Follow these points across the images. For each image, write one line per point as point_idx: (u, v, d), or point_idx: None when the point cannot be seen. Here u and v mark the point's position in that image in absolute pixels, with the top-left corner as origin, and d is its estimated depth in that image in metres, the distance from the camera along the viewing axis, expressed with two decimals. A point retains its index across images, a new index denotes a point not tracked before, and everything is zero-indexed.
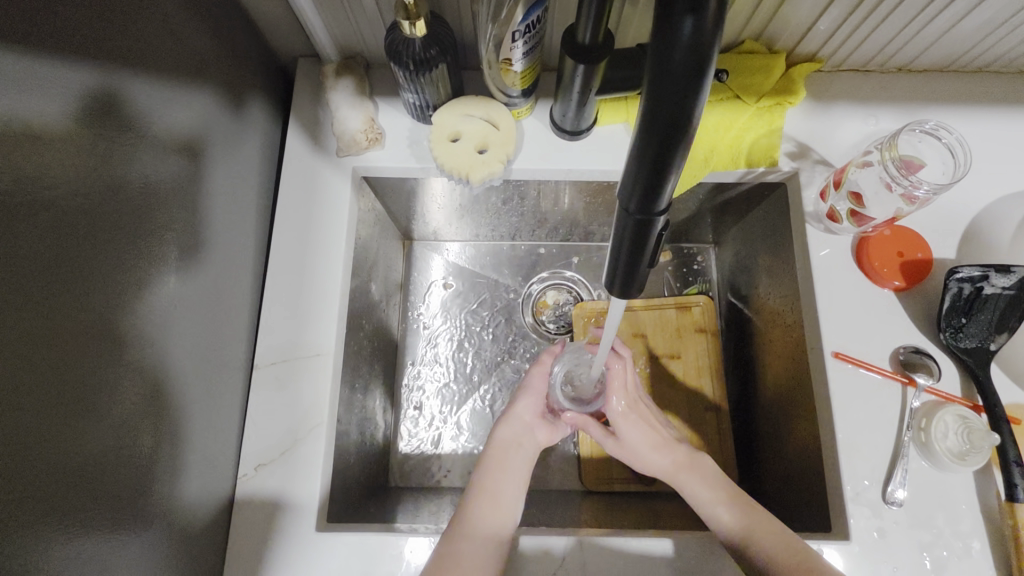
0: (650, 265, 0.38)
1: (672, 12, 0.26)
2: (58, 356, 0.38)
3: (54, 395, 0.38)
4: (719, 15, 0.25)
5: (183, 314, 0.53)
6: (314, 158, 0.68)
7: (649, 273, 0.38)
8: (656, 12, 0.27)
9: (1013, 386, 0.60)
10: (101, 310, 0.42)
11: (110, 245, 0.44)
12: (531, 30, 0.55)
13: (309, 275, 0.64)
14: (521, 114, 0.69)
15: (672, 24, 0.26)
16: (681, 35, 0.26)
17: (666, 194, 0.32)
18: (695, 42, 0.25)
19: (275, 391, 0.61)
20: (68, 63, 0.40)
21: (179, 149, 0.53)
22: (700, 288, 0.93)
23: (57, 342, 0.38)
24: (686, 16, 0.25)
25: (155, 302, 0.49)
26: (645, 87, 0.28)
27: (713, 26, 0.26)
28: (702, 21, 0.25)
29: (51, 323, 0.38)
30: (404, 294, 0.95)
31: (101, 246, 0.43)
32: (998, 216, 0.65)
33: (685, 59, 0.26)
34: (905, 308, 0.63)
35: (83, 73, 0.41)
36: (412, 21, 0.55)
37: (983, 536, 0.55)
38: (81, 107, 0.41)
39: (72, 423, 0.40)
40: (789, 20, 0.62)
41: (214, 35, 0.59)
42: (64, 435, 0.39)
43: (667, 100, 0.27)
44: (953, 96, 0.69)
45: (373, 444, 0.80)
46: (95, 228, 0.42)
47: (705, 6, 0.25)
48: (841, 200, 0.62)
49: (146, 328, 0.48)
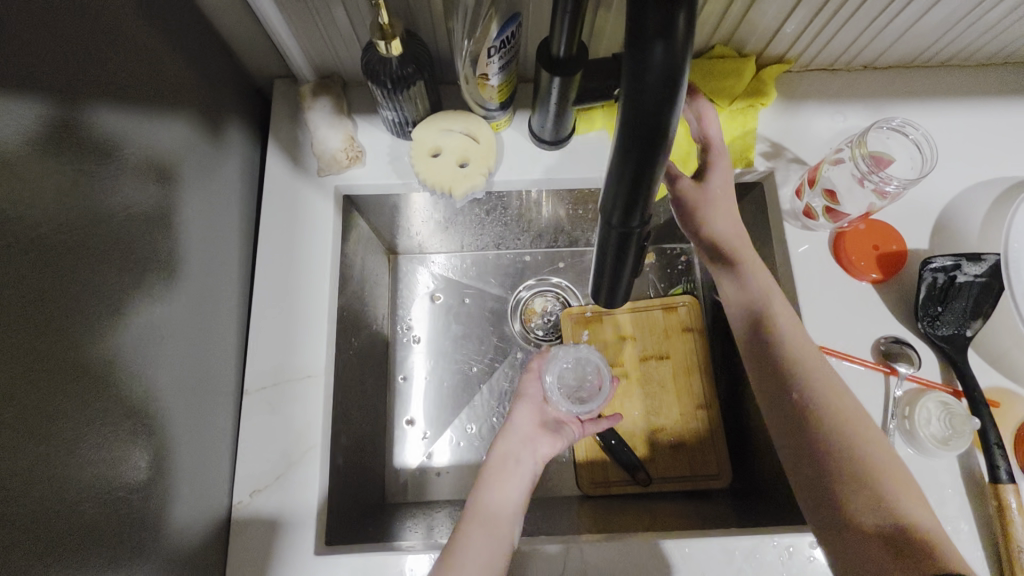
0: (635, 273, 0.39)
1: (644, 36, 0.26)
2: (38, 398, 0.37)
3: (38, 437, 0.37)
4: (689, 36, 0.26)
5: (170, 344, 0.52)
6: (295, 179, 0.68)
7: (634, 283, 0.39)
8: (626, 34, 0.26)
9: (991, 369, 0.61)
10: (85, 345, 0.42)
11: (93, 279, 0.43)
12: (506, 46, 0.55)
13: (296, 296, 0.64)
14: (500, 126, 0.70)
15: (644, 47, 0.26)
16: (653, 60, 0.26)
17: (645, 207, 0.32)
18: (669, 65, 0.26)
19: (267, 416, 0.60)
20: (34, 95, 0.39)
21: (157, 176, 0.53)
22: (684, 287, 0.95)
23: (35, 383, 0.37)
24: (657, 41, 0.26)
25: (142, 335, 0.48)
26: (621, 106, 0.28)
27: (684, 46, 0.26)
28: (673, 44, 0.25)
29: (30, 366, 0.37)
30: (391, 308, 0.95)
31: (84, 281, 0.42)
32: (967, 205, 0.67)
33: (658, 81, 0.26)
34: (884, 299, 0.64)
35: (51, 105, 0.40)
36: (387, 40, 0.55)
37: (970, 518, 0.57)
38: (49, 141, 0.40)
39: (64, 462, 0.39)
40: (756, 25, 0.64)
41: (187, 61, 0.58)
42: (56, 476, 0.38)
43: (644, 120, 0.27)
44: (917, 90, 0.72)
45: (368, 461, 0.80)
46: (76, 263, 0.42)
47: (675, 28, 0.25)
48: (816, 197, 0.63)
49: (134, 361, 0.47)
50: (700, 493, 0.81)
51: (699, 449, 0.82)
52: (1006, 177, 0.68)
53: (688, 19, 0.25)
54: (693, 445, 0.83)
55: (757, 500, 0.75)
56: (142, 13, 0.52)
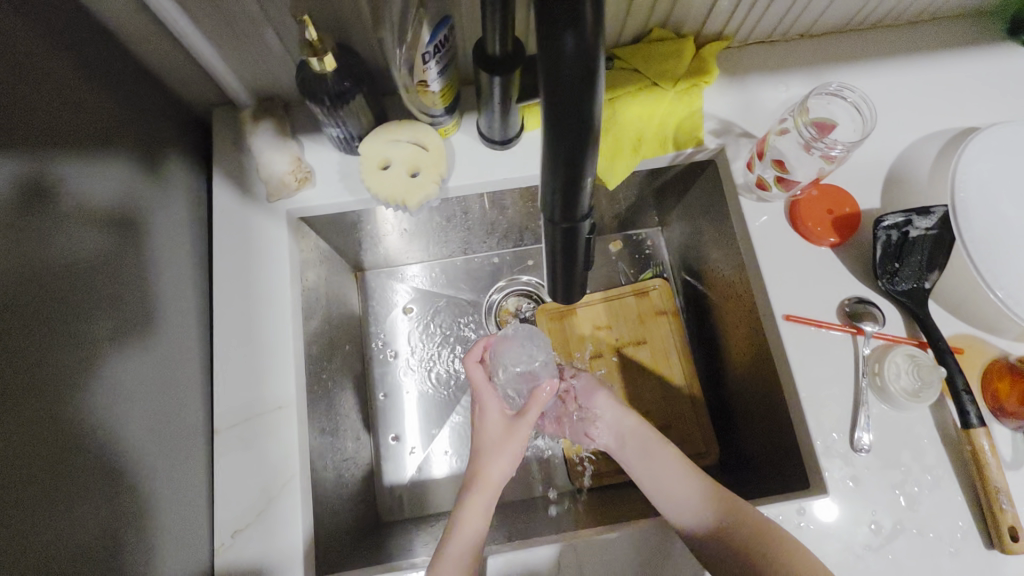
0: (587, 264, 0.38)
1: (552, 27, 0.25)
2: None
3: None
4: (598, 25, 0.25)
5: (132, 391, 0.50)
6: (245, 207, 0.66)
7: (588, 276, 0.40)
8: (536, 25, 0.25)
9: (953, 317, 0.63)
10: (34, 406, 0.40)
11: (38, 336, 0.41)
12: (441, 50, 0.55)
13: (258, 326, 0.62)
14: (448, 130, 0.69)
15: (554, 39, 0.25)
16: (565, 50, 0.25)
17: (584, 199, 0.32)
18: (581, 55, 0.25)
19: (242, 454, 0.58)
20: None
21: (97, 220, 0.50)
22: (654, 271, 0.95)
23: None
24: (567, 30, 0.25)
25: (104, 384, 0.47)
26: (543, 102, 0.28)
27: (594, 32, 0.25)
28: (583, 33, 0.25)
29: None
30: (364, 326, 0.93)
31: (26, 340, 0.40)
32: (913, 160, 0.68)
33: (573, 72, 0.26)
34: (844, 262, 0.65)
35: (15, 167, 0.42)
36: (319, 56, 0.54)
37: (947, 465, 0.58)
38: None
39: (21, 533, 0.37)
40: (690, 4, 0.64)
41: (115, 97, 0.56)
42: (14, 549, 0.36)
43: (565, 115, 0.27)
44: (853, 54, 0.73)
45: (355, 483, 0.78)
46: (16, 322, 0.40)
47: (582, 16, 0.24)
48: (766, 168, 0.63)
49: (98, 412, 0.46)
50: None
51: (686, 430, 0.83)
52: (947, 129, 0.70)
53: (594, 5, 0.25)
54: (679, 427, 0.83)
55: (745, 473, 0.76)
56: (63, 52, 0.49)
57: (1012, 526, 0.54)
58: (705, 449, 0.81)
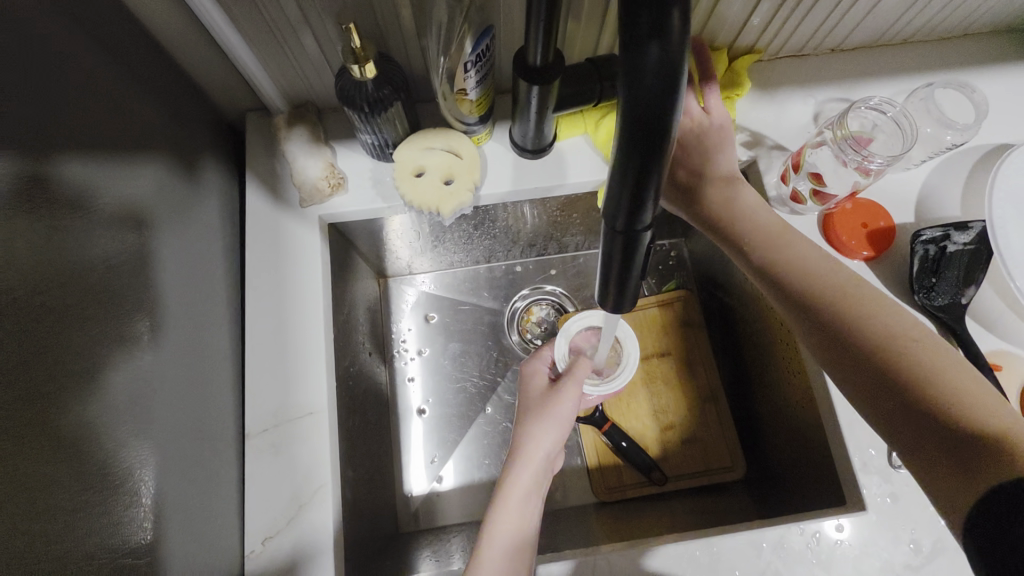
0: (640, 278, 0.38)
1: (638, 36, 0.25)
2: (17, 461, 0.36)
3: (18, 501, 0.35)
4: (685, 29, 0.25)
5: (166, 372, 0.51)
6: (276, 212, 0.66)
7: (640, 287, 0.39)
8: (620, 38, 0.26)
9: (988, 334, 0.62)
10: (83, 405, 0.41)
11: (84, 329, 0.43)
12: (481, 59, 0.55)
13: (289, 333, 0.62)
14: (481, 139, 0.69)
15: (638, 48, 0.25)
16: (647, 61, 0.25)
17: (649, 209, 0.32)
18: (666, 65, 0.25)
19: (272, 459, 0.58)
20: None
21: (139, 224, 0.51)
22: (678, 282, 0.95)
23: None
24: (651, 42, 0.24)
25: (138, 366, 0.47)
26: (618, 116, 0.28)
27: (680, 47, 0.25)
28: (669, 42, 0.24)
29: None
30: (385, 332, 0.93)
31: (75, 331, 0.42)
32: (950, 172, 0.67)
33: (658, 82, 0.25)
34: (879, 276, 0.64)
35: (27, 165, 0.40)
36: (361, 64, 0.54)
37: None
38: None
39: (70, 523, 0.39)
40: (724, 19, 0.65)
41: (155, 101, 0.57)
42: (64, 541, 0.38)
43: (645, 133, 0.27)
44: (885, 67, 0.73)
45: (377, 492, 0.77)
46: (66, 318, 0.41)
47: (668, 30, 0.24)
48: (802, 181, 0.63)
49: (144, 395, 0.47)
50: (715, 487, 0.81)
51: (714, 444, 0.82)
52: (983, 144, 0.68)
53: (681, 16, 0.24)
54: (705, 438, 0.82)
55: (774, 487, 0.75)
56: (104, 58, 0.50)
57: None
58: (730, 461, 0.81)
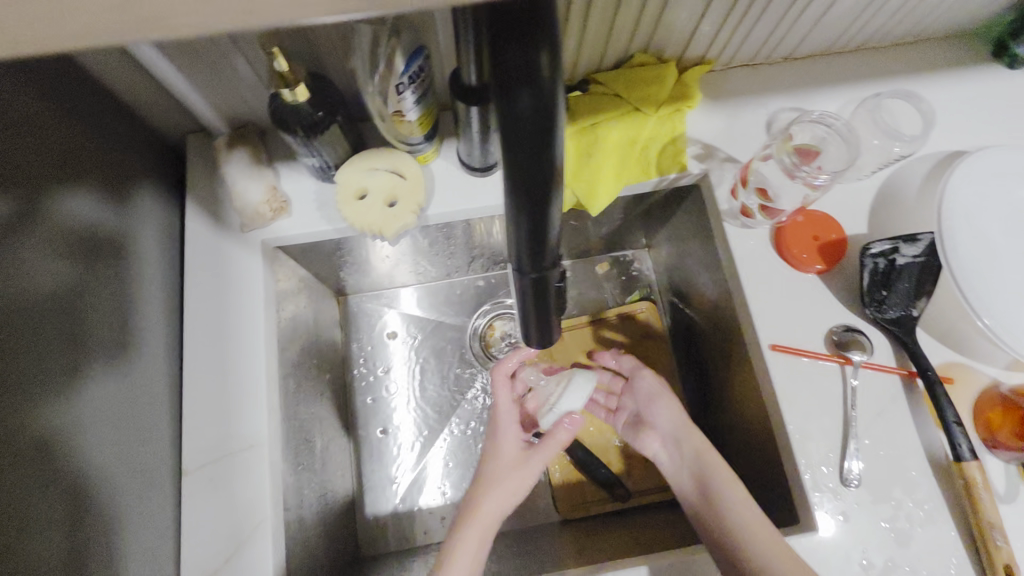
0: (557, 307, 0.38)
1: (508, 82, 0.23)
2: None
3: None
4: (556, 76, 0.23)
5: (92, 413, 0.49)
6: (217, 238, 0.65)
7: (561, 312, 0.38)
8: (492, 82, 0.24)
9: (939, 346, 0.62)
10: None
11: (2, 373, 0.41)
12: (417, 80, 0.54)
13: (231, 362, 0.61)
14: (427, 158, 0.68)
15: (510, 94, 0.23)
16: (522, 108, 0.23)
17: (552, 251, 0.31)
18: (540, 112, 0.23)
19: (214, 495, 0.57)
20: None
21: (68, 256, 0.49)
22: (641, 293, 0.94)
23: None
24: (524, 88, 0.23)
25: (55, 414, 0.45)
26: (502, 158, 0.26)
27: (553, 90, 0.23)
28: (540, 89, 0.23)
29: None
30: (345, 351, 0.91)
31: None
32: (902, 181, 0.66)
33: (533, 129, 0.24)
34: (831, 290, 0.64)
35: None
36: (292, 87, 0.52)
37: (938, 498, 0.57)
38: None
39: None
40: (671, 30, 0.63)
41: (87, 125, 0.54)
42: None
43: (528, 180, 0.26)
44: (838, 76, 0.72)
45: (334, 518, 0.76)
46: None
47: (540, 74, 0.23)
48: (750, 196, 0.63)
49: (63, 443, 0.46)
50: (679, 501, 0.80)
51: None
52: (935, 151, 0.68)
53: (552, 57, 0.22)
54: None
55: None
56: (29, 85, 0.48)
57: (1007, 563, 0.53)
58: None
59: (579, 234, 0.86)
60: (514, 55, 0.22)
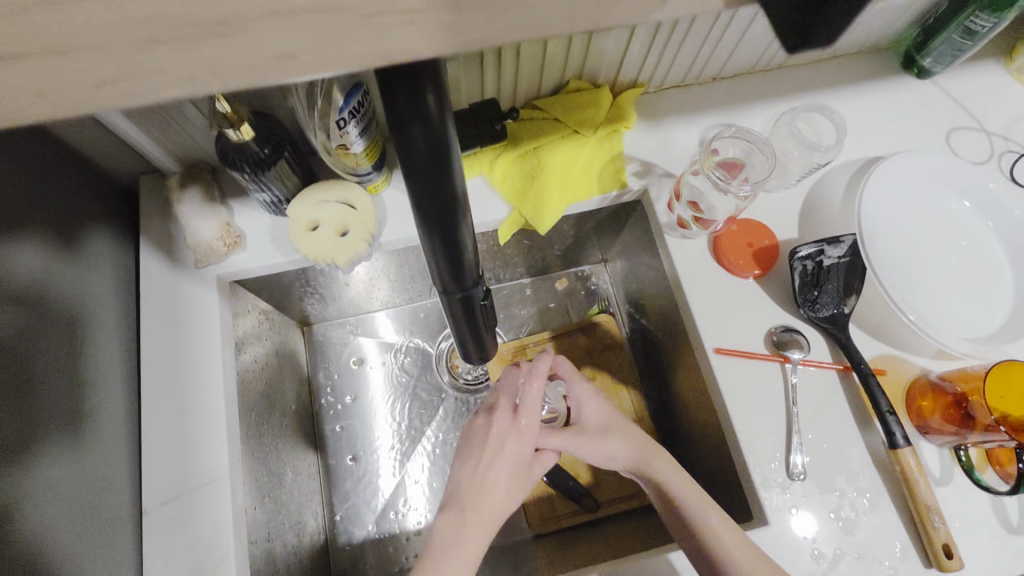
0: (487, 319, 0.40)
1: (399, 122, 0.25)
2: None
3: None
4: (443, 112, 0.25)
5: (41, 457, 0.49)
6: (172, 276, 0.66)
7: (492, 321, 0.41)
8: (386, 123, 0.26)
9: (872, 340, 0.65)
10: None
11: None
12: (358, 113, 0.57)
13: (188, 398, 0.61)
14: (378, 187, 0.70)
15: (403, 132, 0.25)
16: (416, 144, 0.26)
17: (471, 270, 0.34)
18: (433, 145, 0.26)
19: (173, 533, 0.57)
20: None
21: (12, 304, 0.50)
22: (600, 306, 0.97)
23: None
24: (414, 126, 0.25)
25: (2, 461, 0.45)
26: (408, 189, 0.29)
27: (442, 124, 0.26)
28: (430, 126, 0.25)
29: None
30: (312, 381, 0.91)
31: None
32: (827, 188, 0.71)
33: (429, 161, 0.26)
34: (768, 293, 0.67)
35: None
36: (236, 126, 0.54)
37: (879, 485, 0.60)
38: None
39: None
40: (601, 58, 0.67)
41: (32, 174, 0.55)
42: None
43: (432, 208, 0.28)
44: (763, 93, 0.77)
45: (305, 550, 0.75)
46: None
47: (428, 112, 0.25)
48: (684, 209, 0.68)
49: (5, 492, 0.45)
50: (646, 508, 0.82)
51: None
52: (856, 158, 0.73)
53: (437, 97, 0.25)
54: None
55: None
56: None
57: (944, 543, 0.55)
58: None
59: (536, 253, 0.88)
60: (401, 98, 0.24)
